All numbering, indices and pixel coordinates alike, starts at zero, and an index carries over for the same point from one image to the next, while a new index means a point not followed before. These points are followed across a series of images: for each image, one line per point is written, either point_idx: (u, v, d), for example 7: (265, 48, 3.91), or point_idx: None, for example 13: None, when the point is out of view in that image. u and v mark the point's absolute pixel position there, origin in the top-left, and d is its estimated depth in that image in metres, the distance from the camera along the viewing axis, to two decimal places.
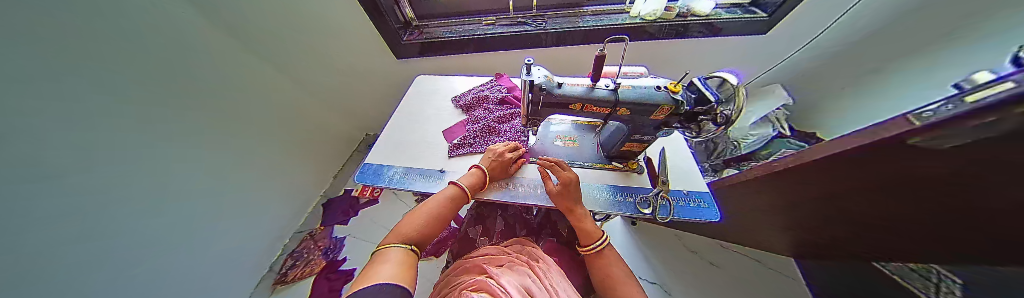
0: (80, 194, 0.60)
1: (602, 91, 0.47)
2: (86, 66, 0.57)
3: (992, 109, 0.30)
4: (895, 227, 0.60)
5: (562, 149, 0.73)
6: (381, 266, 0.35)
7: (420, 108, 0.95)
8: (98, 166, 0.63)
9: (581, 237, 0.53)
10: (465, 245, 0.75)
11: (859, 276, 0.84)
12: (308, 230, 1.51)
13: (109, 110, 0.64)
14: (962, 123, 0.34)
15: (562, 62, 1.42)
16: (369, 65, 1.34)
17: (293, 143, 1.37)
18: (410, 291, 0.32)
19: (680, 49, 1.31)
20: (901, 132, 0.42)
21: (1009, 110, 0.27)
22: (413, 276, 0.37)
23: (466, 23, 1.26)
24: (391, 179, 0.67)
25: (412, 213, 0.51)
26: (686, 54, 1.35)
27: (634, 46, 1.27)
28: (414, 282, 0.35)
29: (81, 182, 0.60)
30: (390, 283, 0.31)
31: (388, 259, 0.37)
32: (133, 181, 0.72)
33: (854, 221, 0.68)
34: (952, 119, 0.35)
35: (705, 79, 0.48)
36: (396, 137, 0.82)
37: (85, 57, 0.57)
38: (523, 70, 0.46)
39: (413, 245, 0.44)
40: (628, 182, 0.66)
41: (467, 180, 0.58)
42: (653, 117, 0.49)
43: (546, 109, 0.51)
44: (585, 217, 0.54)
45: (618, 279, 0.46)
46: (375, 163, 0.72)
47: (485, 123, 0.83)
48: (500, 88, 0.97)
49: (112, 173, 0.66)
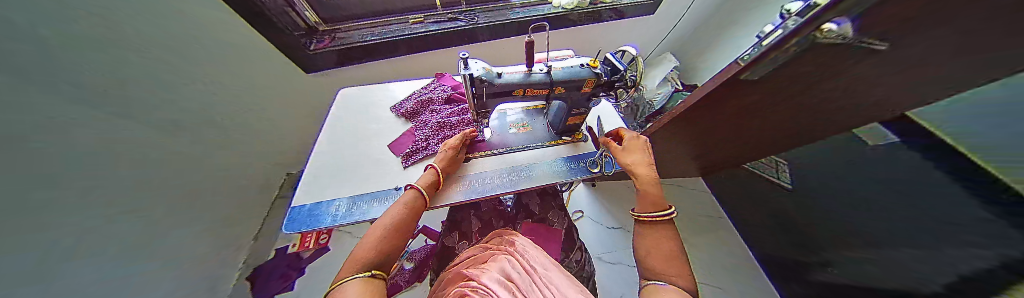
0: None
1: (538, 75, 0.50)
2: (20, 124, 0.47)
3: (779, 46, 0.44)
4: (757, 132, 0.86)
5: (516, 136, 0.76)
6: None
7: (354, 125, 0.82)
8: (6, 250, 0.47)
9: (646, 199, 0.48)
10: (445, 256, 0.72)
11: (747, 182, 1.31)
12: None
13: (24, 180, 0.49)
14: (763, 60, 0.49)
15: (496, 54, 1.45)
16: (282, 85, 1.11)
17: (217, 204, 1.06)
18: None
19: (598, 33, 1.51)
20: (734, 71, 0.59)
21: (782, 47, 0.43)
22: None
23: (392, 22, 1.13)
24: (335, 215, 0.57)
25: (366, 236, 0.45)
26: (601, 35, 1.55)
27: (556, 34, 1.40)
28: None
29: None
30: None
31: (346, 296, 0.32)
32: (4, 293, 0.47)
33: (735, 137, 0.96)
34: (758, 58, 0.50)
35: (616, 53, 0.57)
36: (328, 165, 0.69)
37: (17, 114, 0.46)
38: (460, 64, 0.45)
39: (374, 271, 0.39)
40: (578, 151, 0.74)
41: (423, 181, 0.57)
42: (583, 90, 0.55)
43: (492, 100, 0.51)
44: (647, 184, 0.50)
45: (658, 247, 0.41)
46: (308, 203, 0.60)
47: (435, 124, 0.79)
48: (443, 88, 0.92)
49: None
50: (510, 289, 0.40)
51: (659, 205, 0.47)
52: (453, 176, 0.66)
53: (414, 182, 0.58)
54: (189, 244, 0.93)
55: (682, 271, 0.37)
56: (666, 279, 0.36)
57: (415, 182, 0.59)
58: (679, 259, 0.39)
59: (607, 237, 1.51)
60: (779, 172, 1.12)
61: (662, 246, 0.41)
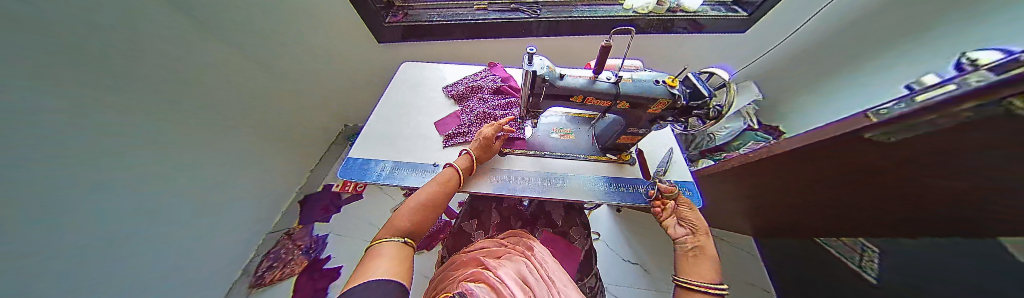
0: (44, 203, 0.49)
1: (603, 83, 0.46)
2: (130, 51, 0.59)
3: (943, 108, 0.37)
4: (858, 204, 0.68)
5: (558, 142, 0.73)
6: (376, 262, 0.33)
7: (411, 96, 0.90)
8: (119, 144, 0.62)
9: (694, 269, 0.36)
10: (460, 238, 0.74)
11: (812, 257, 1.03)
12: (284, 229, 1.38)
13: (131, 93, 0.62)
14: (914, 119, 0.41)
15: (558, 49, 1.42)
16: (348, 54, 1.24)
17: (274, 135, 1.23)
18: (409, 287, 0.30)
19: (667, 45, 1.36)
20: (860, 127, 0.50)
21: (950, 106, 0.36)
22: (409, 271, 0.34)
23: (455, 7, 1.18)
24: (380, 174, 0.63)
25: (407, 203, 0.48)
26: (671, 49, 1.39)
27: (641, 40, 1.29)
28: (410, 277, 0.33)
29: (116, 155, 0.62)
30: (383, 279, 0.28)
31: (383, 254, 0.35)
32: (104, 170, 0.60)
33: (822, 202, 0.78)
34: (905, 115, 0.42)
35: (699, 74, 0.49)
36: (383, 127, 0.77)
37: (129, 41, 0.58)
38: (525, 59, 0.43)
39: (408, 238, 0.41)
40: (620, 173, 0.68)
41: (461, 162, 0.59)
42: (650, 110, 0.50)
43: (547, 100, 0.49)
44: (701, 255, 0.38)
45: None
46: (360, 157, 0.67)
47: (480, 111, 0.81)
48: (494, 78, 0.93)
49: (81, 170, 0.55)
50: (525, 290, 0.39)
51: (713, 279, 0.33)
52: (489, 166, 0.67)
53: (453, 161, 0.61)
54: (249, 164, 1.11)
55: None
56: None
57: (454, 161, 0.61)
58: None
59: (619, 264, 1.42)
60: (864, 260, 0.81)
61: None
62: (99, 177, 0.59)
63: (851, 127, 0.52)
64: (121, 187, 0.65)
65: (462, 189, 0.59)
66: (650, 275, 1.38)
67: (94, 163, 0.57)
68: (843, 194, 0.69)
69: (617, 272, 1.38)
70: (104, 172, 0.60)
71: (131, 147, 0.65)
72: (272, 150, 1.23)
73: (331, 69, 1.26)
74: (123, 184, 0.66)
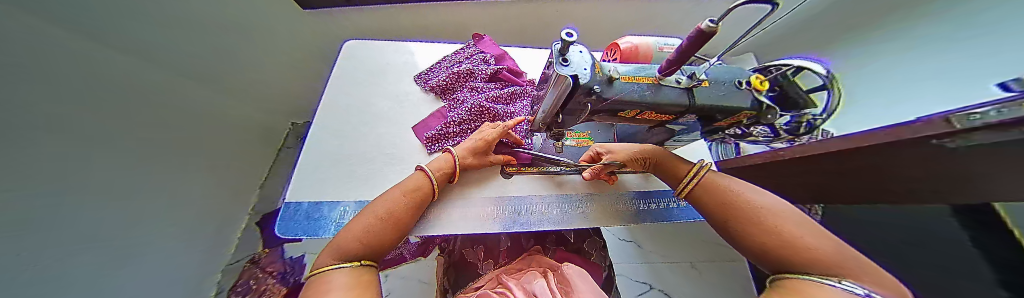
0: None
1: (673, 90, 0.34)
2: (24, 52, 0.42)
3: (946, 117, 0.31)
4: None
5: (573, 152, 0.59)
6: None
7: (367, 95, 0.65)
8: (23, 197, 0.42)
9: (672, 181, 0.44)
10: (464, 270, 0.63)
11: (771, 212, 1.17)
12: (248, 256, 1.15)
13: (27, 113, 0.42)
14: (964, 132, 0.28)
15: (526, 17, 1.26)
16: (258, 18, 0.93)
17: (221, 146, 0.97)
18: None
19: (654, 8, 1.24)
20: (911, 133, 0.35)
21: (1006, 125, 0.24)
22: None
23: None
24: (341, 224, 0.45)
25: (364, 211, 0.36)
26: (661, 11, 1.26)
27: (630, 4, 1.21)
28: None
29: (30, 206, 0.44)
30: None
31: (334, 286, 0.24)
32: (17, 239, 0.42)
33: None
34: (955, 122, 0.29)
35: (762, 69, 0.43)
36: (332, 149, 0.55)
37: (9, 34, 0.40)
38: (555, 56, 0.29)
39: (364, 259, 0.31)
40: (650, 186, 0.60)
41: (438, 166, 0.46)
42: (724, 122, 0.39)
43: (593, 114, 0.37)
44: (659, 160, 0.47)
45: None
46: (306, 200, 0.48)
47: (476, 101, 0.60)
48: (484, 57, 0.70)
49: None
50: None
51: (684, 168, 0.43)
52: (473, 173, 0.55)
53: (425, 162, 0.48)
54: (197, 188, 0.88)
55: (793, 212, 0.26)
56: (764, 226, 0.25)
57: (426, 163, 0.48)
58: (779, 207, 0.27)
59: (615, 244, 1.46)
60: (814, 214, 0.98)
61: (742, 199, 0.30)
62: (22, 238, 0.43)
63: (898, 132, 0.37)
64: (31, 248, 0.45)
65: (437, 199, 0.48)
66: (643, 249, 1.44)
67: (16, 220, 0.41)
68: (814, 194, 0.72)
69: (614, 251, 1.43)
70: (22, 232, 0.43)
71: (41, 184, 0.46)
72: (221, 167, 0.98)
73: (254, 55, 0.99)
74: (31, 247, 0.45)
